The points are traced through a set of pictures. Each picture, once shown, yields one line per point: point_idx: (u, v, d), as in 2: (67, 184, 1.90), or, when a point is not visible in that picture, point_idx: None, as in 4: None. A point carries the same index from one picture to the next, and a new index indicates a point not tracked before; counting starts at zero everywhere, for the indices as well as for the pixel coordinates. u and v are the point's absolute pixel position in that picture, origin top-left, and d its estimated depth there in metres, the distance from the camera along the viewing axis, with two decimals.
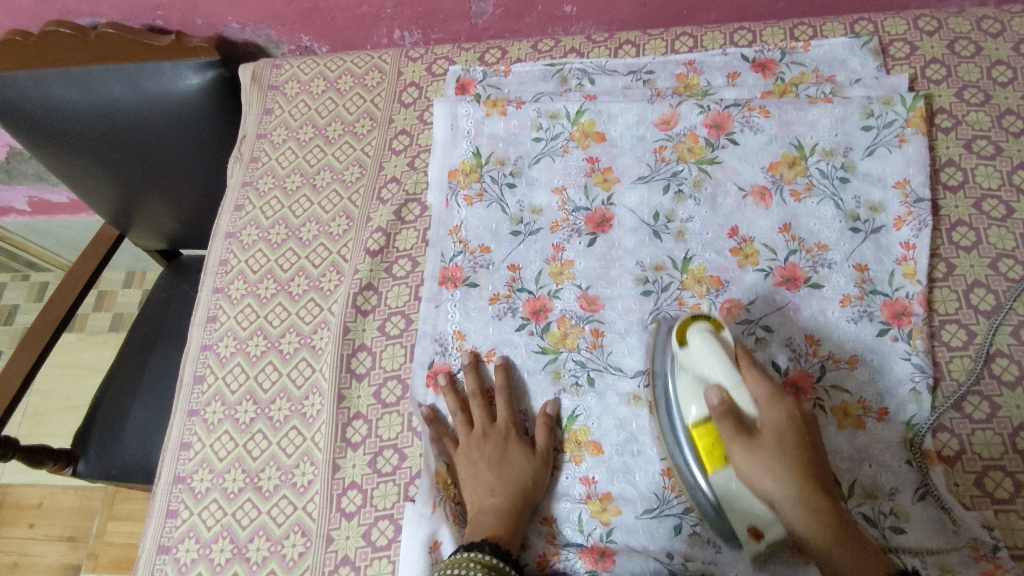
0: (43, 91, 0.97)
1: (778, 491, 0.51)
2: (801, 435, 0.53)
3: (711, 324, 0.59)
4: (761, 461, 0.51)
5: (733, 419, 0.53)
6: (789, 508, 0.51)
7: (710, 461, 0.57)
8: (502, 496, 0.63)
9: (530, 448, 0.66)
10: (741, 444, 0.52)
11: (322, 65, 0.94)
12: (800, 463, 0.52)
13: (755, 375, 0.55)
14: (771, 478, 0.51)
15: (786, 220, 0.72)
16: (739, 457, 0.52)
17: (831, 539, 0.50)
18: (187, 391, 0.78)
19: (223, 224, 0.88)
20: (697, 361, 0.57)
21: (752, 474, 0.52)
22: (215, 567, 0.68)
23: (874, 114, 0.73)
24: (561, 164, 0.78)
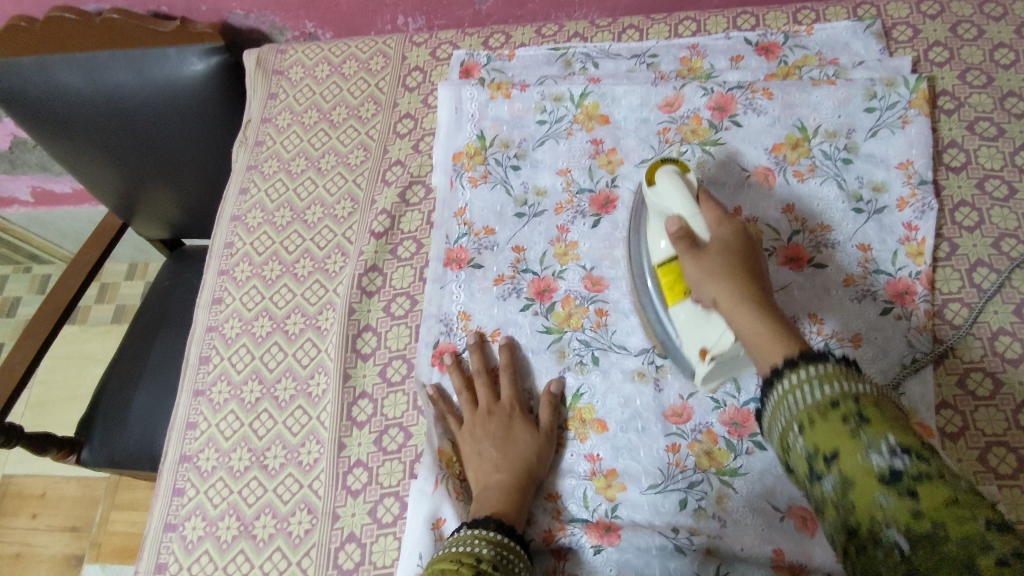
0: (48, 77, 0.97)
1: (719, 287, 0.54)
2: (747, 252, 0.56)
3: (677, 168, 0.62)
4: (707, 265, 0.55)
5: (688, 238, 0.57)
6: (728, 302, 0.53)
7: (672, 291, 0.60)
8: (506, 473, 0.63)
9: (534, 425, 0.66)
10: (691, 255, 0.56)
11: (326, 50, 0.94)
12: (742, 270, 0.55)
13: (713, 208, 0.59)
14: (712, 277, 0.54)
15: (789, 200, 0.73)
16: (689, 269, 0.56)
17: (765, 323, 0.51)
18: (193, 372, 0.78)
19: (228, 208, 0.88)
20: (663, 198, 0.61)
21: (697, 272, 0.55)
22: (222, 544, 0.68)
23: (877, 96, 0.74)
24: (565, 146, 0.78)
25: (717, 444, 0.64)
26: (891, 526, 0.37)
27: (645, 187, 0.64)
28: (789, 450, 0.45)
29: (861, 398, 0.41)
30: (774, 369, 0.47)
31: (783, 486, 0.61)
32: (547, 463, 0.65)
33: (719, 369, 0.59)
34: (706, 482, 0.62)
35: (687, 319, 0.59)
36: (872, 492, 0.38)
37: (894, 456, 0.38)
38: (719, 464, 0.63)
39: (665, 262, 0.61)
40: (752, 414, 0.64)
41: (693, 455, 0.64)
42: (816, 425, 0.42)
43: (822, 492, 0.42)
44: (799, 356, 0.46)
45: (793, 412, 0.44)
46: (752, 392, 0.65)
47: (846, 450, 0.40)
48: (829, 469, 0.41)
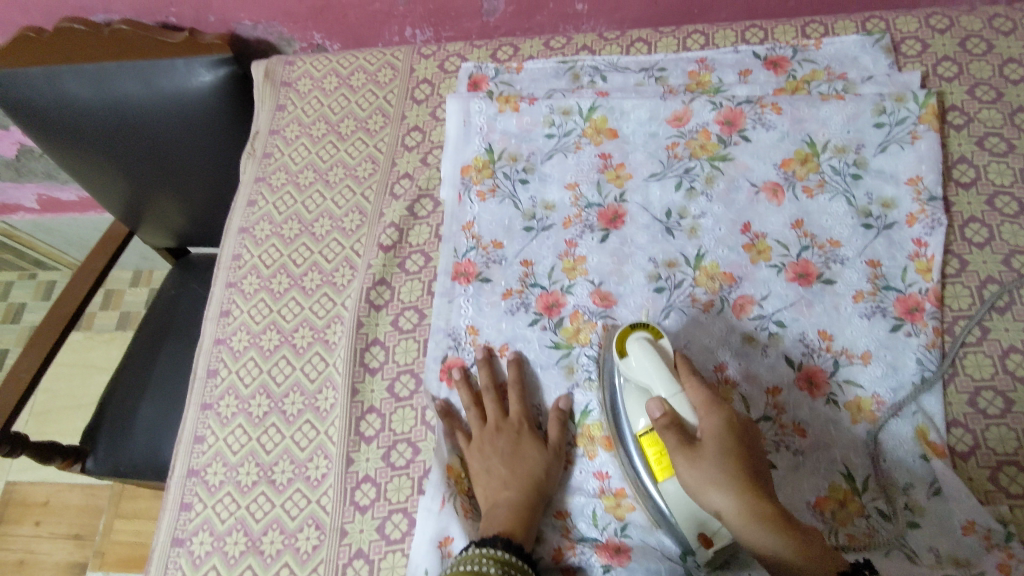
0: (55, 86, 0.97)
1: (723, 495, 0.51)
2: (739, 438, 0.54)
3: (650, 334, 0.62)
4: (704, 468, 0.52)
5: (675, 426, 0.55)
6: (737, 513, 0.50)
7: (659, 470, 0.58)
8: (515, 490, 0.62)
9: (542, 442, 0.66)
10: (684, 455, 0.53)
11: (334, 62, 0.95)
12: (742, 472, 0.52)
13: (695, 382, 0.57)
14: (713, 484, 0.51)
15: (798, 216, 0.73)
16: (681, 469, 0.53)
17: (786, 540, 0.48)
18: (201, 385, 0.78)
19: (236, 220, 0.88)
20: (639, 370, 0.59)
21: (693, 479, 0.52)
22: (229, 560, 0.68)
23: (886, 112, 0.74)
24: (574, 160, 0.78)
25: None
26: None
27: (617, 357, 0.62)
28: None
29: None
30: None
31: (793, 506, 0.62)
32: (555, 480, 0.65)
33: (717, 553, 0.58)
34: None
35: (677, 512, 0.57)
36: None
37: None
38: None
39: (647, 438, 0.59)
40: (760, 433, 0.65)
41: None
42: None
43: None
44: None
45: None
46: (761, 410, 0.66)
47: None
48: None
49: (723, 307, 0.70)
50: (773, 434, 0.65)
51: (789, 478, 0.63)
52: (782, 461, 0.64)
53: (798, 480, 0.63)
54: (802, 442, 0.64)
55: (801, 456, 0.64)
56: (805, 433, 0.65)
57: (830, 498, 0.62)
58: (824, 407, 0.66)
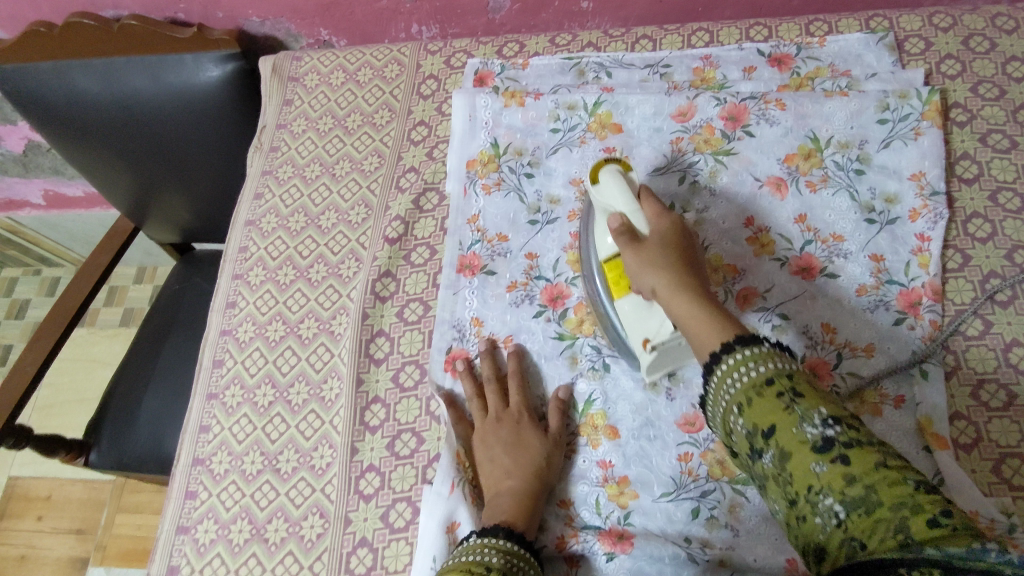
0: (66, 81, 0.98)
1: (658, 276, 0.56)
2: (684, 245, 0.59)
3: (620, 165, 0.63)
4: (646, 255, 0.57)
5: (627, 231, 0.59)
6: (667, 292, 0.55)
7: (617, 283, 0.63)
8: (516, 478, 0.63)
9: (542, 431, 0.66)
10: (631, 247, 0.58)
11: (341, 58, 0.95)
12: (680, 264, 0.57)
13: (653, 202, 0.61)
14: (652, 267, 0.56)
15: (801, 211, 0.73)
16: (629, 258, 0.58)
17: (702, 308, 0.53)
18: (207, 375, 0.79)
19: (243, 212, 0.89)
20: (605, 196, 0.62)
21: (636, 265, 0.57)
22: (233, 548, 0.68)
23: (889, 108, 0.74)
24: (578, 154, 0.79)
25: None
26: (827, 494, 0.39)
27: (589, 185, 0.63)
28: (731, 426, 0.47)
29: (795, 376, 0.44)
30: (713, 354, 0.49)
31: None
32: (556, 470, 0.65)
33: (662, 360, 0.62)
34: (718, 491, 0.62)
35: (630, 314, 0.62)
36: (806, 464, 0.41)
37: (825, 426, 0.41)
38: (732, 474, 0.63)
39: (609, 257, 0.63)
40: None
41: (706, 464, 0.64)
42: (752, 404, 0.45)
43: (765, 468, 0.44)
44: (737, 338, 0.48)
45: (730, 394, 0.47)
46: None
47: (781, 426, 0.42)
48: (767, 444, 0.43)
49: (727, 300, 0.71)
50: None
51: None
52: None
53: None
54: None
55: None
56: None
57: None
58: (827, 398, 0.66)
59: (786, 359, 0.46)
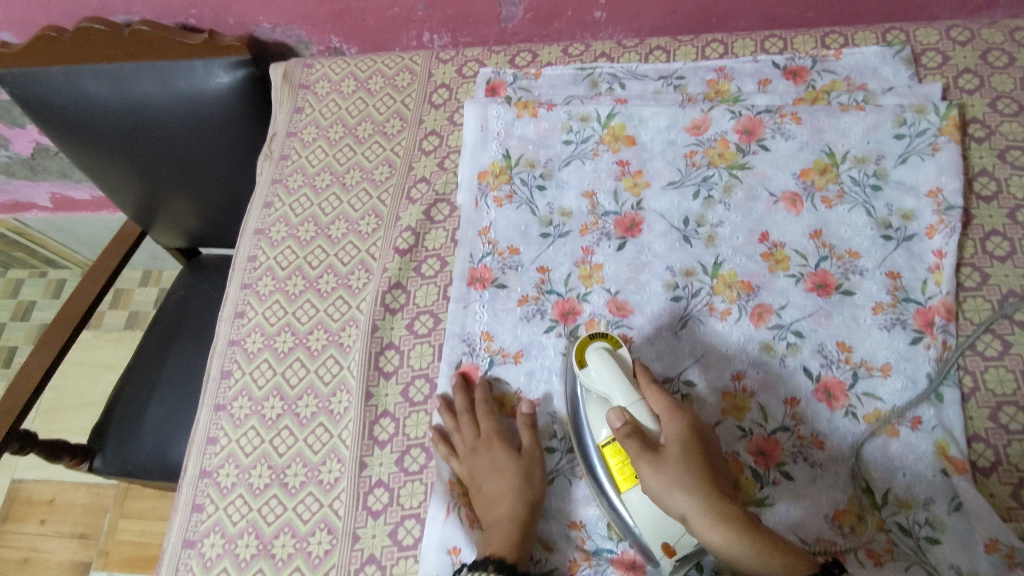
0: (75, 85, 0.98)
1: (687, 501, 0.51)
2: (700, 447, 0.56)
3: (608, 343, 0.63)
4: (665, 471, 0.53)
5: (637, 437, 0.55)
6: (704, 526, 0.50)
7: (624, 479, 0.58)
8: (503, 506, 0.62)
9: (515, 450, 0.66)
10: (648, 460, 0.54)
11: (352, 65, 0.95)
12: (705, 477, 0.53)
13: (656, 393, 0.60)
14: (677, 489, 0.52)
15: (816, 226, 0.72)
16: (646, 474, 0.54)
17: (752, 544, 0.49)
18: (214, 386, 0.78)
19: (252, 221, 0.88)
20: (601, 382, 0.61)
21: (658, 483, 0.53)
22: (240, 563, 0.68)
23: (907, 123, 0.73)
24: (591, 166, 0.78)
25: (744, 474, 0.64)
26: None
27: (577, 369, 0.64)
28: None
29: None
30: None
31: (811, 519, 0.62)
32: (538, 485, 0.64)
33: (685, 565, 0.57)
34: None
35: (639, 517, 0.57)
36: None
37: None
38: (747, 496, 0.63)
39: (612, 447, 0.59)
40: (779, 444, 0.65)
41: None
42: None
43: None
44: None
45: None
46: (779, 421, 0.66)
47: None
48: None
49: (741, 316, 0.70)
50: (792, 445, 0.65)
51: (809, 490, 0.63)
52: (800, 473, 0.64)
53: (817, 493, 0.63)
54: (820, 453, 0.64)
55: (819, 468, 0.63)
56: (823, 444, 0.64)
57: (849, 512, 0.62)
58: (844, 419, 0.65)
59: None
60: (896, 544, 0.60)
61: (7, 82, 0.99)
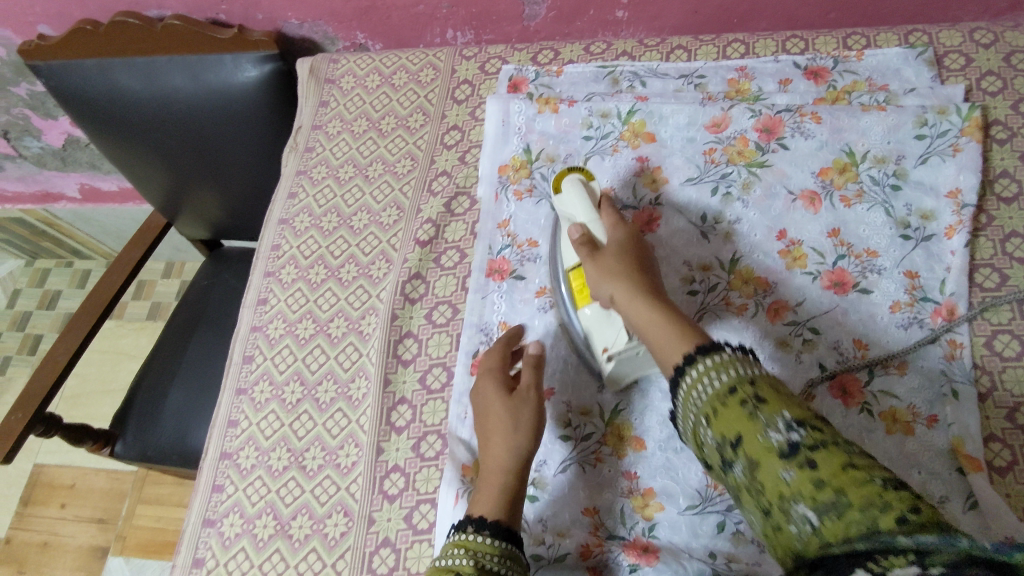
0: (108, 78, 1.01)
1: (614, 282, 0.61)
2: (640, 252, 0.65)
3: (583, 174, 0.71)
4: (602, 263, 0.63)
5: (588, 244, 0.66)
6: (623, 298, 0.60)
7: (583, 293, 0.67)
8: (494, 452, 0.61)
9: (510, 390, 0.64)
10: (591, 258, 0.64)
11: (377, 61, 0.96)
12: (635, 269, 0.62)
13: (611, 215, 0.68)
14: (609, 275, 0.62)
15: (834, 225, 0.72)
16: (590, 269, 0.64)
17: (657, 310, 0.57)
18: (236, 370, 0.80)
19: (276, 211, 0.90)
20: (568, 205, 0.70)
21: (597, 272, 0.63)
22: (258, 543, 0.69)
23: (928, 124, 0.74)
24: (611, 162, 0.79)
25: None
26: (798, 502, 0.40)
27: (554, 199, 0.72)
28: (703, 440, 0.48)
29: (757, 383, 0.45)
30: (676, 368, 0.51)
31: None
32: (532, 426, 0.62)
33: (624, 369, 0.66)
34: None
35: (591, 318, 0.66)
36: (775, 470, 0.41)
37: (790, 431, 0.41)
38: None
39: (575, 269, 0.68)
40: None
41: None
42: (719, 415, 0.45)
43: (739, 478, 0.44)
44: (694, 350, 0.50)
45: (699, 405, 0.48)
46: None
47: (748, 433, 0.43)
48: (738, 454, 0.44)
49: (757, 312, 0.70)
50: None
51: None
52: None
53: None
54: None
55: None
56: None
57: None
58: (858, 416, 0.65)
59: (750, 365, 0.47)
60: None
61: (42, 74, 1.01)
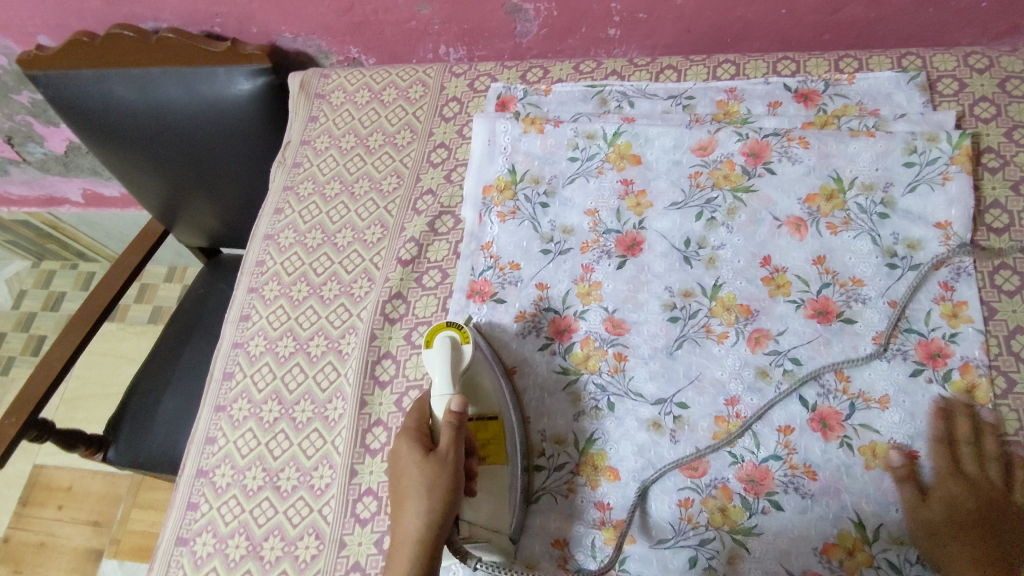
0: (104, 89, 1.01)
1: (944, 545, 0.59)
2: (962, 492, 0.60)
3: (456, 335, 0.67)
4: (920, 517, 0.60)
5: (455, 429, 0.61)
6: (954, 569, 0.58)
7: (490, 453, 0.67)
8: (404, 520, 0.58)
9: (427, 451, 0.60)
10: (909, 500, 0.61)
11: (368, 77, 0.97)
12: (965, 524, 0.59)
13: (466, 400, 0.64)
14: (927, 532, 0.59)
15: (820, 252, 0.71)
16: (908, 511, 0.60)
17: None
18: (216, 386, 0.80)
19: (263, 227, 0.90)
20: (432, 367, 0.65)
21: (914, 527, 0.60)
22: (230, 563, 0.69)
23: (917, 151, 0.72)
24: (595, 185, 0.78)
25: (732, 502, 0.63)
26: None
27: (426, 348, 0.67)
28: None
29: None
30: None
31: (798, 550, 0.61)
32: (446, 491, 0.59)
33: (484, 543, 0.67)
34: (718, 540, 0.62)
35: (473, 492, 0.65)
36: None
37: None
38: (733, 523, 0.63)
39: (485, 425, 0.68)
40: (770, 472, 0.64)
41: (707, 512, 0.64)
42: None
43: None
44: None
45: None
46: (771, 448, 0.65)
47: None
48: None
49: (738, 340, 0.69)
50: (783, 474, 0.64)
51: (797, 521, 0.62)
52: (789, 503, 0.63)
53: (805, 524, 0.62)
54: (812, 484, 0.63)
55: (809, 499, 0.62)
56: (816, 475, 0.63)
57: (837, 546, 0.61)
58: (838, 450, 0.64)
59: None
60: None
61: (41, 84, 1.03)
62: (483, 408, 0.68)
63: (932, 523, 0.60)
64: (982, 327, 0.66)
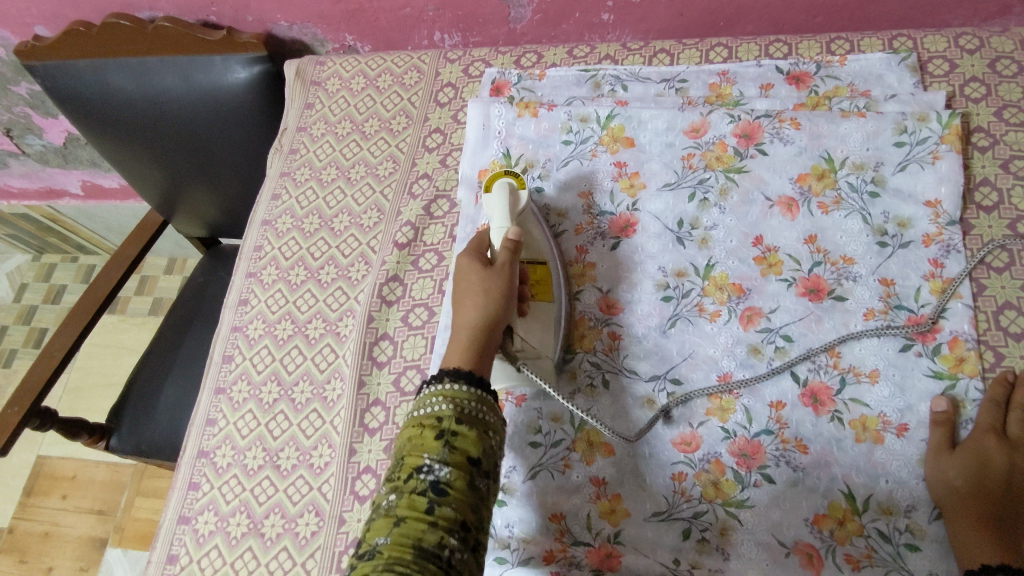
0: (102, 79, 1.02)
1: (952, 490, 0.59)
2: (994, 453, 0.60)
3: (515, 182, 0.72)
4: (944, 462, 0.60)
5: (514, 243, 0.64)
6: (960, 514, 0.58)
7: (540, 291, 0.70)
8: (464, 311, 0.58)
9: (485, 264, 0.62)
10: (940, 447, 0.61)
11: (363, 64, 0.97)
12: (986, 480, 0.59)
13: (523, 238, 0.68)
14: (943, 475, 0.60)
15: (811, 231, 0.72)
16: (935, 458, 0.61)
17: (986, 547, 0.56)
18: (216, 369, 0.81)
19: (260, 212, 0.91)
20: (491, 206, 0.70)
21: (934, 466, 0.61)
22: (231, 541, 0.70)
23: (907, 131, 0.73)
24: (589, 168, 0.79)
25: (724, 476, 0.64)
26: None
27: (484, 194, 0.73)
28: None
29: None
30: None
31: (790, 521, 0.62)
32: (503, 293, 0.59)
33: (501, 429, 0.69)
34: (711, 513, 0.63)
35: (528, 315, 0.67)
36: None
37: None
38: (726, 496, 0.64)
39: (535, 266, 0.71)
40: (761, 446, 0.65)
41: (699, 485, 0.65)
42: None
43: None
44: None
45: None
46: (763, 423, 0.66)
47: None
48: None
49: (730, 318, 0.70)
50: (774, 449, 0.65)
51: (789, 493, 0.63)
52: (781, 476, 0.64)
53: (796, 496, 0.63)
54: (803, 458, 0.64)
55: (801, 472, 0.63)
56: (807, 449, 0.64)
57: (829, 516, 0.62)
58: (829, 424, 0.64)
59: None
60: (874, 550, 0.60)
61: (38, 74, 1.03)
62: (534, 252, 0.72)
63: (953, 481, 0.59)
64: (972, 302, 0.66)
